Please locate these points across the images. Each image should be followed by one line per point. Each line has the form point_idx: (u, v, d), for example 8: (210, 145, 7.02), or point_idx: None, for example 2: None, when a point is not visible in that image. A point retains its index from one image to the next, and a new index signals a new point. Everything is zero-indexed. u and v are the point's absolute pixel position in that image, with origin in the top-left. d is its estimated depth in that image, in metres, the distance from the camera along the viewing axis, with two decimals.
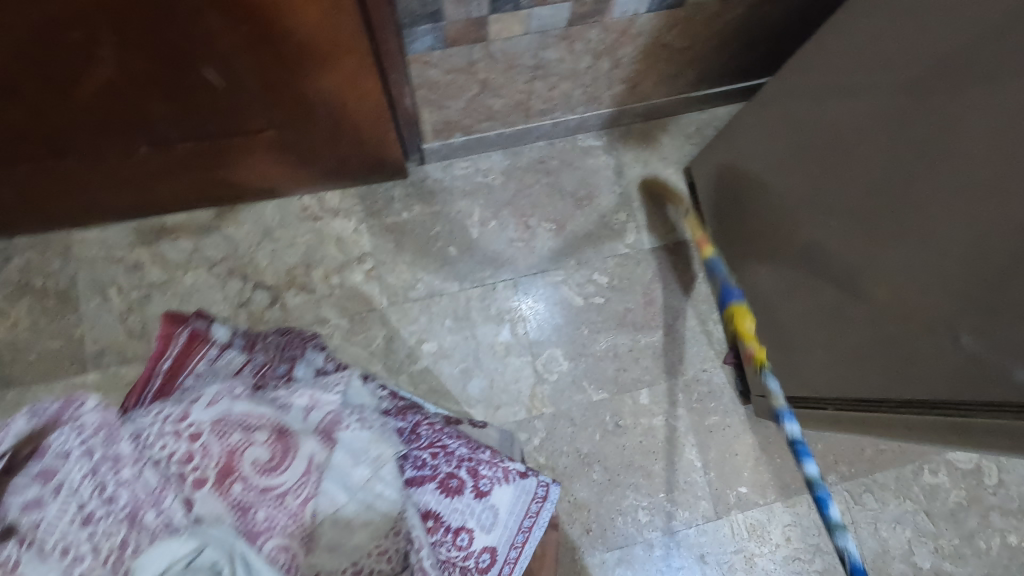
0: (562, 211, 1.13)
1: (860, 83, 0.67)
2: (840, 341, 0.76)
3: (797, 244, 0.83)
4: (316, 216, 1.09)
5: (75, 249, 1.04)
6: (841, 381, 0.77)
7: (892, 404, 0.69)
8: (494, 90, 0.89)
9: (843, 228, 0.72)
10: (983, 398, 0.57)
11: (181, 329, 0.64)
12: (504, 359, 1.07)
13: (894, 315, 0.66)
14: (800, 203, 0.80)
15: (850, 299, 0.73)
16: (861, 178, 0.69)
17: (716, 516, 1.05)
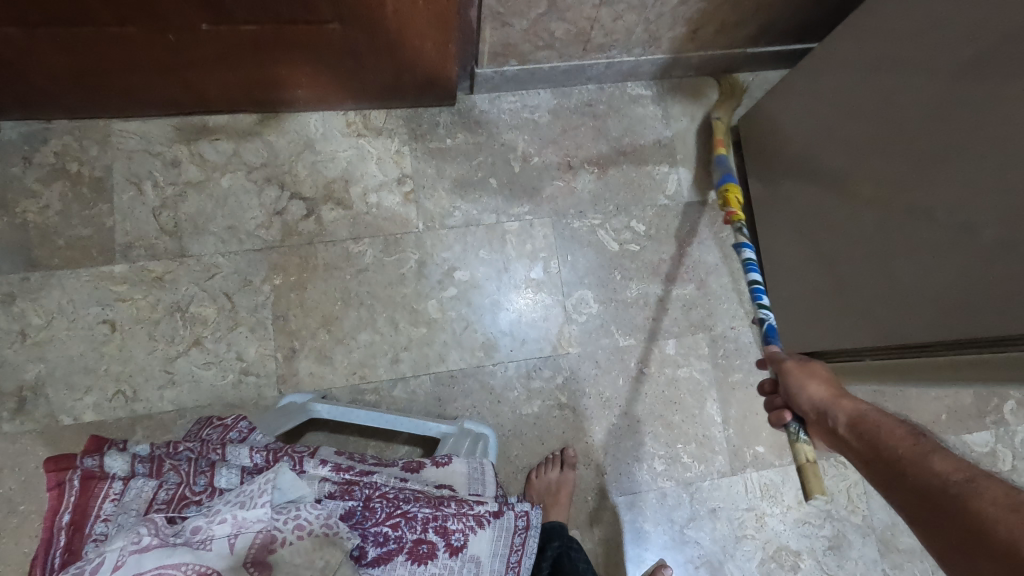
0: (606, 156, 1.12)
1: (923, 53, 0.75)
2: (880, 295, 0.81)
3: (841, 209, 0.89)
4: (360, 133, 1.08)
5: (114, 139, 1.02)
6: (894, 333, 0.79)
7: (938, 347, 0.74)
8: (561, 11, 0.90)
9: (893, 188, 0.79)
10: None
11: (71, 473, 0.63)
12: (535, 295, 1.06)
13: (966, 264, 0.68)
14: (850, 170, 0.87)
15: (894, 253, 0.79)
16: (939, 138, 0.72)
17: (732, 472, 1.04)
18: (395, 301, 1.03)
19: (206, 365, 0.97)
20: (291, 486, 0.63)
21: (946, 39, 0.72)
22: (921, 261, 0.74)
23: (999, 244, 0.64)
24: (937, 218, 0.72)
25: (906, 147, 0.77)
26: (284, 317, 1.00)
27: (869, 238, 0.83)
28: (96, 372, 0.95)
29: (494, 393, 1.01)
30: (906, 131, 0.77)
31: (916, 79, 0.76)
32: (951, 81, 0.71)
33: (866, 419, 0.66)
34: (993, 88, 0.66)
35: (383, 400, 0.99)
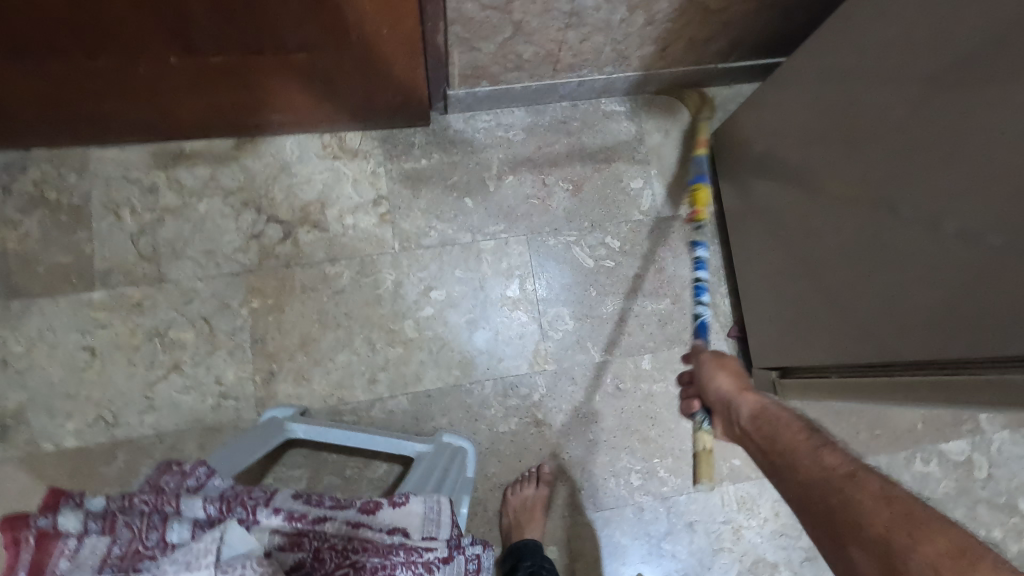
0: (580, 173, 1.13)
1: (887, 75, 0.73)
2: (845, 313, 0.83)
3: (809, 225, 0.90)
4: (335, 156, 1.09)
5: (91, 167, 1.04)
6: (860, 351, 0.81)
7: (897, 366, 0.76)
8: (527, 34, 0.90)
9: (859, 209, 0.79)
10: (990, 356, 0.64)
11: (24, 530, 0.49)
12: (511, 313, 1.07)
13: (934, 292, 0.69)
14: (819, 186, 0.87)
15: (858, 273, 0.80)
16: (912, 159, 0.70)
17: (708, 485, 1.05)
18: (372, 322, 1.04)
19: (185, 390, 0.98)
20: (241, 539, 0.51)
21: (931, 45, 0.67)
22: (912, 275, 0.71)
23: (970, 268, 0.64)
24: (909, 241, 0.71)
25: (892, 157, 0.73)
26: (262, 340, 1.02)
27: (835, 256, 0.84)
28: (77, 398, 0.96)
29: (472, 411, 1.03)
30: (892, 141, 0.73)
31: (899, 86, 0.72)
32: (936, 90, 0.67)
33: (770, 414, 0.69)
34: (983, 98, 0.62)
35: (362, 420, 1.00)
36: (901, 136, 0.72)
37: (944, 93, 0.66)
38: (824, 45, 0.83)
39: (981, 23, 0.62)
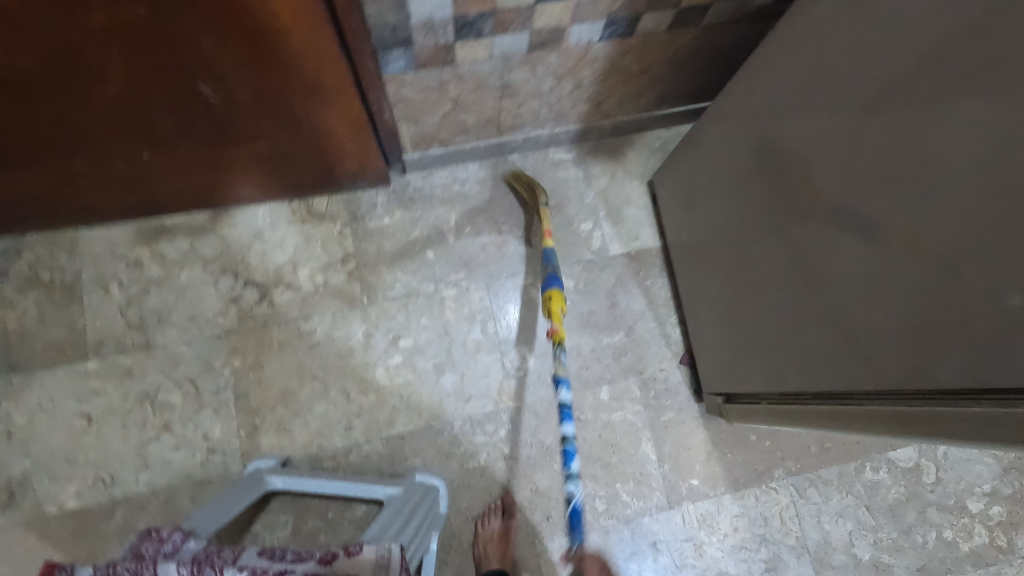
0: (533, 219, 1.22)
1: (826, 83, 0.68)
2: (805, 337, 0.77)
3: (765, 245, 0.85)
4: (304, 219, 1.18)
5: (80, 246, 1.13)
6: (821, 378, 0.75)
7: (857, 396, 0.70)
8: (466, 106, 0.98)
9: (808, 227, 0.73)
10: (944, 386, 0.57)
11: None
12: (475, 355, 1.15)
13: (884, 316, 0.62)
14: (771, 204, 0.82)
15: (812, 295, 0.75)
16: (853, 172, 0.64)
17: (669, 506, 1.12)
18: (345, 372, 1.12)
19: (175, 448, 1.06)
20: None
21: (859, 59, 0.63)
22: (861, 301, 0.65)
23: (916, 290, 0.57)
24: (856, 262, 0.65)
25: (826, 179, 0.69)
26: (244, 396, 1.10)
27: (790, 277, 0.79)
28: (76, 462, 1.05)
29: (442, 450, 1.10)
30: (818, 166, 0.70)
31: (822, 110, 0.68)
32: (857, 113, 0.63)
33: None
34: (919, 104, 0.55)
35: (340, 465, 1.08)
36: (826, 160, 0.68)
37: (864, 117, 0.62)
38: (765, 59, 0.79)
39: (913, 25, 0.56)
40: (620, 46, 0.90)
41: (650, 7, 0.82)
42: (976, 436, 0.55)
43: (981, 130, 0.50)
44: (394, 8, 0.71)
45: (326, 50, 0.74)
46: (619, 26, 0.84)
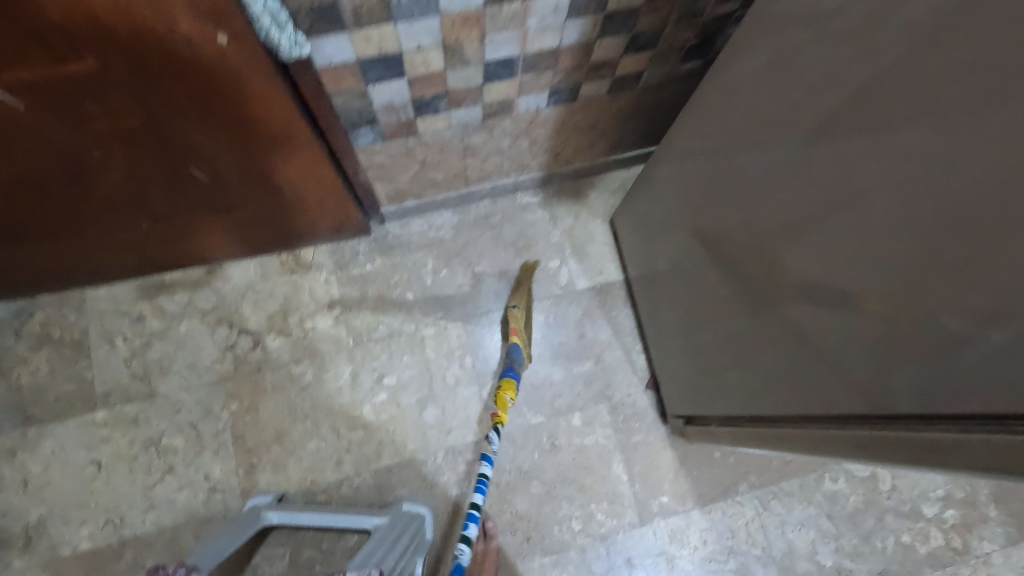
0: (504, 259, 1.31)
1: (754, 106, 0.69)
2: (757, 358, 0.79)
3: (719, 270, 0.88)
4: (293, 270, 1.28)
5: (88, 304, 1.23)
6: (775, 400, 0.76)
7: (807, 419, 0.70)
8: (433, 165, 1.08)
9: (749, 253, 0.75)
10: (874, 411, 0.57)
11: None
12: (455, 389, 1.24)
13: (816, 340, 0.63)
14: (720, 229, 0.84)
15: (759, 319, 0.76)
16: (780, 196, 0.65)
17: (642, 522, 1.20)
18: (335, 411, 1.21)
19: (179, 489, 1.15)
20: None
21: (776, 85, 0.64)
22: (796, 325, 0.66)
23: (840, 316, 0.57)
24: (788, 286, 0.66)
25: (759, 204, 0.70)
26: (242, 437, 1.18)
27: (741, 301, 0.81)
28: (88, 506, 1.13)
29: (427, 479, 1.18)
30: (754, 192, 0.71)
31: (759, 133, 0.68)
32: (773, 147, 0.65)
33: None
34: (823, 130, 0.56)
35: (333, 498, 1.16)
36: (765, 182, 0.68)
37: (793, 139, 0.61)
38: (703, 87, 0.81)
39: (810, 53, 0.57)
40: (566, 109, 1.01)
41: (588, 77, 0.92)
42: (907, 463, 0.54)
43: (873, 156, 0.50)
44: (358, 97, 0.80)
45: (301, 138, 0.83)
46: (563, 94, 0.95)
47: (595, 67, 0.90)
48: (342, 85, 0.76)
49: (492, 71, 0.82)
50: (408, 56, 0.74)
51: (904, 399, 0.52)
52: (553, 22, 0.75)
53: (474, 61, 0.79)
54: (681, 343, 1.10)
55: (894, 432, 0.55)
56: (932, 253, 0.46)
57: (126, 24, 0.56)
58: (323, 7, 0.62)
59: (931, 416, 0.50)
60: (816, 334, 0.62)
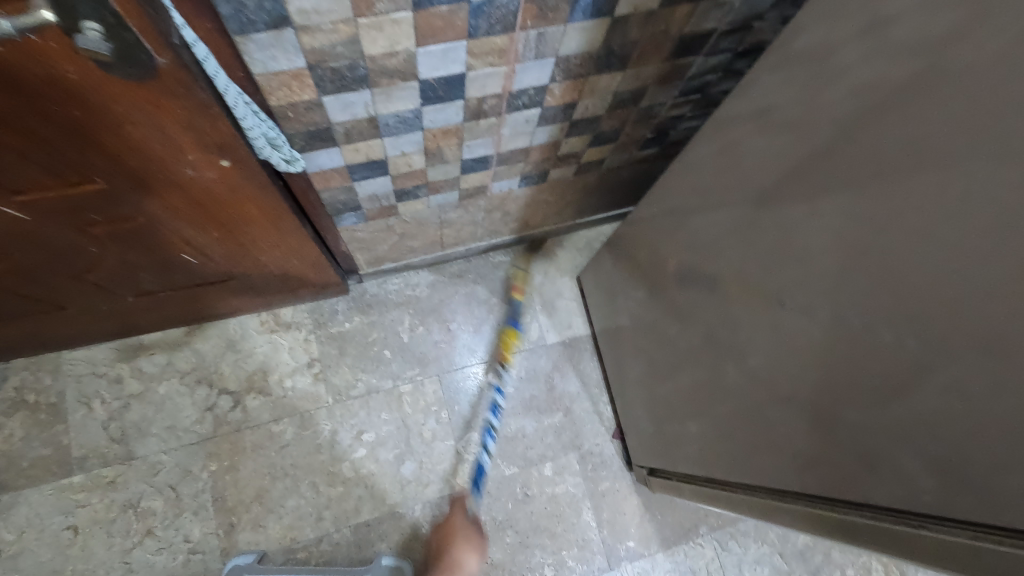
0: (478, 316, 1.38)
1: (713, 207, 0.78)
2: (717, 425, 0.87)
3: (682, 340, 0.96)
4: (272, 329, 1.32)
5: (64, 367, 1.25)
6: (736, 467, 0.83)
7: (761, 489, 0.77)
8: (411, 236, 1.14)
9: (711, 332, 0.83)
10: (819, 490, 0.64)
11: None
12: (432, 443, 1.28)
13: (771, 420, 0.71)
14: (689, 300, 0.90)
15: (721, 394, 0.84)
16: (739, 291, 0.73)
17: (609, 567, 1.26)
18: (314, 468, 1.24)
19: (158, 551, 1.16)
20: None
21: (731, 194, 0.73)
22: (753, 405, 0.74)
23: (792, 405, 0.65)
24: (747, 370, 0.74)
25: (721, 293, 0.78)
26: (221, 497, 1.20)
27: (704, 372, 0.89)
28: (64, 572, 1.13)
29: (406, 533, 1.21)
30: (717, 280, 0.79)
31: (728, 216, 0.74)
32: (732, 247, 0.73)
33: None
34: (771, 243, 0.65)
35: (312, 556, 1.18)
36: (734, 265, 0.74)
37: (760, 231, 0.67)
38: (670, 177, 0.90)
39: (758, 176, 0.66)
40: (536, 189, 1.09)
41: (556, 165, 1.00)
42: (844, 538, 0.61)
43: (810, 275, 0.58)
44: (345, 191, 0.86)
45: (288, 226, 0.88)
46: (533, 177, 1.03)
47: (562, 158, 0.98)
48: (330, 183, 0.82)
49: (468, 165, 0.90)
50: (392, 160, 0.81)
51: (848, 483, 0.59)
52: (525, 129, 0.83)
53: (452, 159, 0.86)
54: (643, 399, 1.18)
55: (833, 512, 0.62)
56: (856, 368, 0.54)
57: (136, 157, 0.62)
58: (318, 131, 0.68)
59: (867, 502, 0.57)
60: (780, 408, 0.68)
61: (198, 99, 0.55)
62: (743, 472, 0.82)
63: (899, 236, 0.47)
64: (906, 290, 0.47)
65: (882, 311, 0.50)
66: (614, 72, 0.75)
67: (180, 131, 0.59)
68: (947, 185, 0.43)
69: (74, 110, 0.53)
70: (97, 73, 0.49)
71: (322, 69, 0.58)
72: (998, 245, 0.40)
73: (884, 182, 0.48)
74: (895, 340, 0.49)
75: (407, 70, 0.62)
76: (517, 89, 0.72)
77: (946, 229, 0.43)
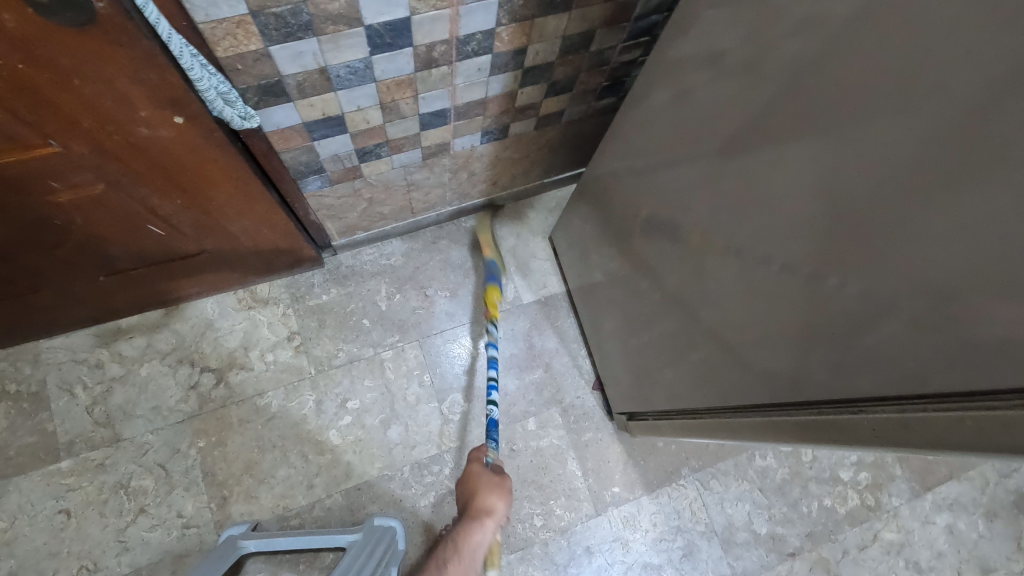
0: (453, 280, 1.41)
1: (669, 146, 0.81)
2: (687, 359, 0.90)
3: (648, 282, 0.99)
4: (250, 305, 1.34)
5: (43, 355, 1.26)
6: (706, 395, 0.87)
7: (728, 410, 0.81)
8: (380, 202, 1.16)
9: (675, 266, 0.86)
10: (777, 398, 0.68)
11: None
12: (416, 407, 1.30)
13: (732, 340, 0.74)
14: (650, 244, 0.94)
15: (688, 327, 0.87)
16: (700, 222, 0.76)
17: (597, 513, 1.30)
18: (301, 438, 1.26)
19: (152, 528, 1.17)
20: None
21: (686, 129, 0.75)
22: (717, 330, 0.78)
23: (750, 323, 0.69)
24: (709, 298, 0.77)
25: (683, 226, 0.81)
26: (211, 471, 1.22)
27: (671, 309, 0.92)
28: (60, 555, 1.14)
29: (395, 494, 1.24)
30: (678, 215, 0.82)
31: (686, 150, 0.76)
32: (690, 180, 0.76)
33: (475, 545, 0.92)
34: (726, 170, 0.68)
35: (306, 522, 1.20)
36: (690, 192, 0.76)
37: (714, 157, 0.69)
38: (628, 121, 0.92)
39: (709, 107, 0.69)
40: (498, 146, 1.10)
41: (515, 118, 1.02)
42: (801, 439, 0.65)
43: (761, 193, 0.61)
44: (306, 152, 0.87)
45: (254, 190, 0.89)
46: (494, 133, 1.04)
47: (520, 110, 1.00)
48: (290, 143, 0.83)
49: (427, 120, 0.91)
50: (350, 116, 0.82)
51: (800, 386, 0.63)
52: (478, 79, 0.85)
53: (410, 114, 0.87)
54: (619, 346, 1.22)
55: (790, 415, 0.66)
56: (803, 277, 0.57)
57: (88, 115, 0.63)
58: (269, 85, 0.69)
59: (816, 400, 0.62)
60: (740, 327, 0.71)
61: (142, 48, 0.56)
62: (711, 398, 0.85)
63: (833, 143, 0.50)
64: (842, 188, 0.50)
65: (819, 216, 0.53)
66: (558, 14, 0.77)
67: (129, 85, 0.60)
68: (878, 83, 0.45)
69: (20, 63, 0.54)
70: (37, 20, 0.50)
71: (265, 16, 0.60)
72: (911, 127, 0.43)
73: (818, 87, 0.51)
74: (834, 240, 0.52)
75: (352, 15, 0.64)
76: (463, 34, 0.74)
77: (871, 123, 0.46)
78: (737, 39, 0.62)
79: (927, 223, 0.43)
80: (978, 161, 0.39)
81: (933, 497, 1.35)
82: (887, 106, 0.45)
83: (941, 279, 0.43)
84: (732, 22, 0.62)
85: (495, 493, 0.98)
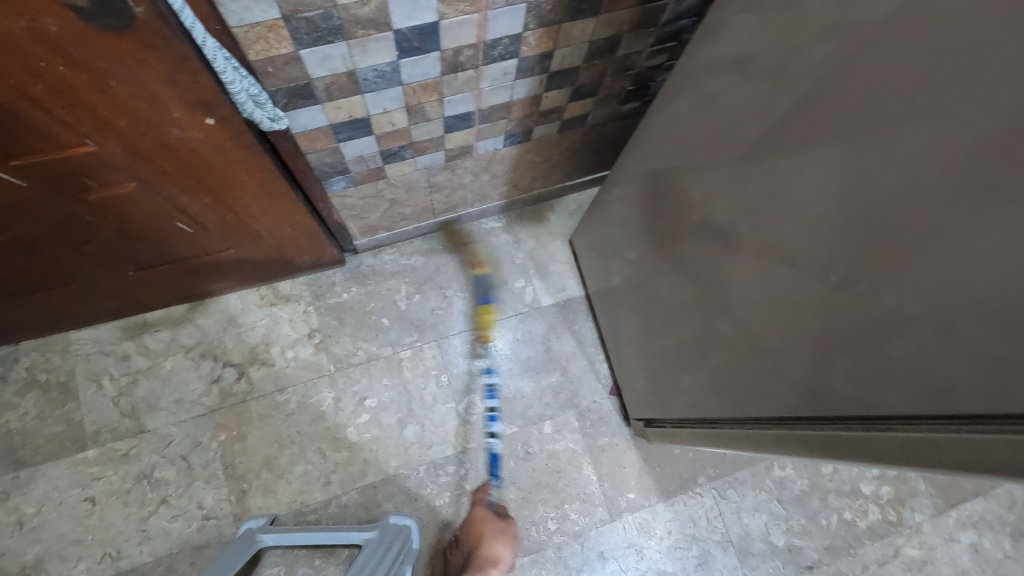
0: (472, 282, 1.41)
1: (692, 152, 0.80)
2: (707, 367, 0.89)
3: (669, 288, 0.98)
4: (272, 302, 1.36)
5: (73, 346, 1.29)
6: (726, 405, 0.86)
7: (748, 421, 0.80)
8: (402, 203, 1.16)
9: (696, 274, 0.85)
10: (801, 412, 0.67)
11: None
12: (433, 407, 1.31)
13: (754, 351, 0.73)
14: (671, 250, 0.93)
15: (709, 335, 0.86)
16: (722, 230, 0.75)
17: (611, 518, 1.29)
18: (319, 434, 1.27)
19: (173, 518, 1.20)
20: None
21: (709, 136, 0.75)
22: (739, 339, 0.77)
23: (773, 334, 0.68)
24: (731, 307, 0.77)
25: (706, 234, 0.80)
26: (231, 464, 1.24)
27: (691, 317, 0.91)
28: (84, 542, 1.17)
29: (410, 492, 1.24)
30: (700, 222, 0.81)
31: (711, 158, 0.75)
32: (713, 188, 0.75)
33: None
34: (749, 179, 0.67)
35: (322, 517, 1.22)
36: (714, 199, 0.76)
37: (737, 164, 0.68)
38: (652, 126, 0.91)
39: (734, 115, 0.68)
40: (521, 149, 1.10)
41: (539, 122, 1.02)
42: (823, 454, 0.64)
43: (785, 203, 0.60)
44: (331, 153, 0.88)
45: (279, 190, 0.90)
46: (517, 136, 1.04)
47: (544, 114, 0.99)
48: (315, 145, 0.84)
49: (451, 123, 0.91)
50: (375, 118, 0.83)
51: (824, 400, 0.62)
52: (503, 82, 0.85)
53: (434, 116, 0.88)
54: (637, 352, 1.21)
55: (812, 429, 0.65)
56: (827, 289, 0.56)
57: (121, 116, 0.64)
58: (298, 88, 0.70)
59: (840, 415, 0.61)
60: (763, 338, 0.70)
61: (176, 51, 0.57)
62: (732, 408, 0.84)
63: (860, 156, 0.49)
64: (870, 202, 0.49)
65: (847, 229, 0.52)
66: (585, 19, 0.77)
67: (162, 87, 0.61)
68: (911, 95, 0.44)
69: (59, 66, 0.55)
70: (77, 25, 0.51)
71: (296, 20, 0.61)
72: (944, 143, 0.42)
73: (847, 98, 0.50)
74: (860, 253, 0.51)
75: (381, 20, 0.64)
76: (490, 39, 0.74)
77: (902, 136, 0.45)
78: (766, 47, 0.61)
79: (960, 242, 0.42)
80: (1014, 176, 0.38)
81: (957, 514, 1.32)
82: (920, 116, 0.43)
83: (971, 299, 0.42)
84: (762, 29, 0.61)
85: (502, 542, 1.15)
